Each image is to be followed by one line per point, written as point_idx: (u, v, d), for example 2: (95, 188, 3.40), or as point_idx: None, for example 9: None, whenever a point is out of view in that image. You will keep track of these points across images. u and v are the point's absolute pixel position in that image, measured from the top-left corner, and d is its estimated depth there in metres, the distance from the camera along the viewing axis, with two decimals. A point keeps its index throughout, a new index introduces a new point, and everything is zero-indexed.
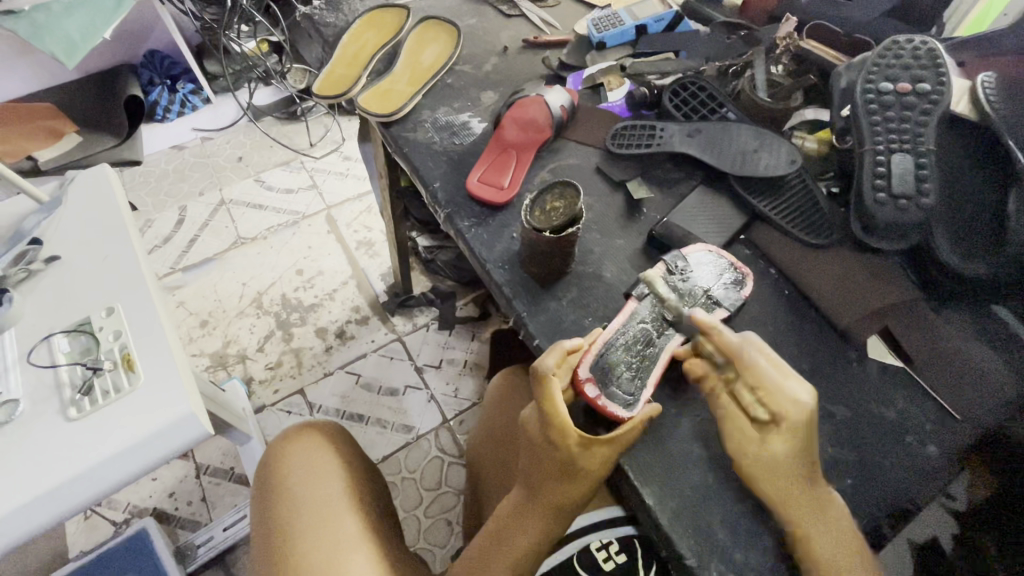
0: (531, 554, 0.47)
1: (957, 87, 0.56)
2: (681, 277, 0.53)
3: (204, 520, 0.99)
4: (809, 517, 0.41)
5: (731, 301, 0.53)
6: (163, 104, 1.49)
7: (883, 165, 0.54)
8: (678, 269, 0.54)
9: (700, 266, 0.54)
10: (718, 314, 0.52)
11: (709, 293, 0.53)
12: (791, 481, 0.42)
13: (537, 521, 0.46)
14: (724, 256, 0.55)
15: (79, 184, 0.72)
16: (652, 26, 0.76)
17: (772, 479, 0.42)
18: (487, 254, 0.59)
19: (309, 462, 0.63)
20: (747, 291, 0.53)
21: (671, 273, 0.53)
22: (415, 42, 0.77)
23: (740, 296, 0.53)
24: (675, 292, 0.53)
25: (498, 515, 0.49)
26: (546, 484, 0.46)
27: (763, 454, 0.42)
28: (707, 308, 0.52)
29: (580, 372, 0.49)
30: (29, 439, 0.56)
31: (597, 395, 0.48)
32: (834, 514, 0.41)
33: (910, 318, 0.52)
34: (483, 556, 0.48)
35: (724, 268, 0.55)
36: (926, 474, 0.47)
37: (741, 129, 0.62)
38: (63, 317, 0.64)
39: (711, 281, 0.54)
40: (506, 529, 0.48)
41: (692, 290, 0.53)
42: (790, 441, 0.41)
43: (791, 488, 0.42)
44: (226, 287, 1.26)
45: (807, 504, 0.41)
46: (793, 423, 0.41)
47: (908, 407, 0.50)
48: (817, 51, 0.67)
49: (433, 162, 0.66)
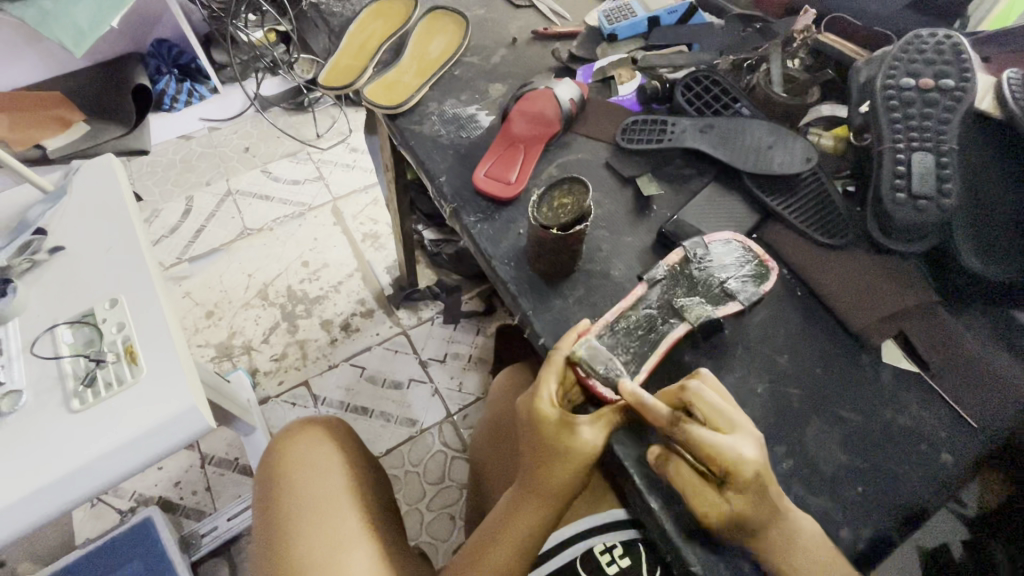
0: (529, 545, 0.46)
1: (982, 84, 0.54)
2: (699, 265, 0.53)
3: (209, 510, 0.99)
4: (785, 549, 0.40)
5: (746, 295, 0.51)
6: (170, 93, 1.46)
7: (903, 164, 0.52)
8: (697, 256, 0.53)
9: (720, 255, 0.53)
10: (728, 308, 0.51)
11: (723, 285, 0.52)
12: (766, 524, 0.40)
13: (539, 515, 0.46)
14: (748, 247, 0.54)
15: (85, 174, 0.72)
16: (665, 18, 0.74)
17: (752, 534, 0.40)
18: (494, 250, 0.58)
19: (307, 455, 0.62)
20: (768, 286, 0.52)
21: (689, 261, 0.53)
22: (422, 33, 0.75)
23: (758, 290, 0.52)
24: (690, 278, 0.52)
25: (498, 511, 0.48)
26: (544, 477, 0.45)
27: (728, 512, 0.40)
28: (717, 302, 0.51)
29: (574, 352, 0.48)
30: (34, 431, 0.56)
31: (590, 375, 0.47)
32: (804, 539, 0.40)
33: (929, 321, 0.50)
34: (479, 552, 0.47)
35: (748, 259, 0.53)
36: (939, 482, 0.46)
37: (756, 125, 0.60)
38: (67, 308, 0.63)
39: (724, 272, 0.53)
40: (505, 522, 0.47)
41: (707, 280, 0.52)
42: (749, 495, 0.39)
43: (763, 529, 0.40)
44: (232, 277, 1.25)
45: (781, 541, 0.40)
46: (744, 477, 0.39)
47: (922, 413, 0.48)
48: (835, 44, 0.65)
49: (440, 155, 0.65)
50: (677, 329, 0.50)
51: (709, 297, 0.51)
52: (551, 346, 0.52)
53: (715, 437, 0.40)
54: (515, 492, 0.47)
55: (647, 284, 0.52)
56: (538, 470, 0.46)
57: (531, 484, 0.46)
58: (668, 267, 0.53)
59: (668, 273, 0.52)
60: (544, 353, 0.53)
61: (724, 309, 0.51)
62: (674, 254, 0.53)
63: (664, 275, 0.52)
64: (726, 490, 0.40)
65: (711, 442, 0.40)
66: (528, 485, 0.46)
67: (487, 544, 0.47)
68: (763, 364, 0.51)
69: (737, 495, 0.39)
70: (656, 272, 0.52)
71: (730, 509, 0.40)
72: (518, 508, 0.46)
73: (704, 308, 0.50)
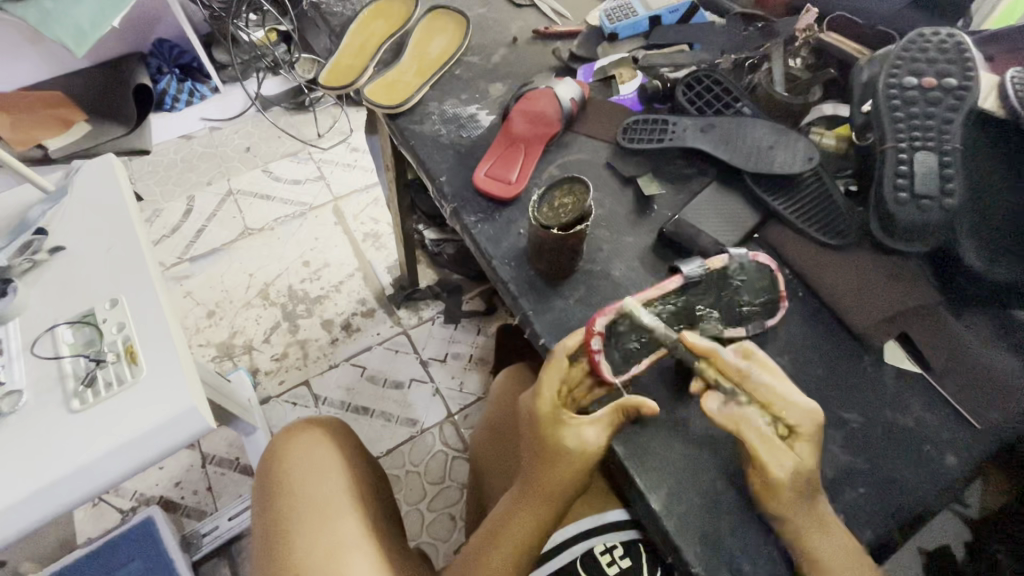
0: (528, 546, 0.46)
1: (986, 83, 0.54)
2: (732, 280, 0.51)
3: (210, 510, 0.99)
4: (814, 534, 0.40)
5: (753, 326, 0.51)
6: (170, 93, 1.48)
7: (906, 164, 0.52)
8: (734, 270, 0.51)
9: (750, 278, 0.52)
10: (733, 333, 0.51)
11: (738, 309, 0.52)
12: (812, 494, 0.41)
13: (539, 516, 0.46)
14: (779, 275, 0.52)
15: (84, 174, 0.71)
16: (666, 17, 0.74)
17: (802, 507, 0.41)
18: (494, 250, 0.57)
19: (307, 456, 0.62)
20: (774, 321, 0.51)
21: (727, 270, 0.51)
22: (422, 33, 0.75)
23: (762, 325, 0.51)
24: (713, 289, 0.51)
25: (498, 512, 0.48)
26: (541, 477, 0.45)
27: (800, 464, 0.41)
28: (727, 324, 0.51)
29: (594, 323, 0.47)
30: (35, 431, 0.56)
31: (598, 349, 0.47)
32: (831, 528, 0.41)
33: (931, 322, 0.50)
34: (478, 553, 0.47)
35: (767, 287, 0.52)
36: (942, 484, 0.45)
37: (757, 125, 0.60)
38: (67, 308, 0.63)
39: (748, 296, 0.52)
40: (504, 523, 0.47)
41: (730, 299, 0.51)
42: (813, 447, 0.42)
43: (813, 498, 0.41)
44: (233, 277, 1.25)
45: (816, 526, 0.41)
46: (811, 423, 0.42)
47: (924, 414, 0.48)
48: (837, 44, 0.65)
49: (440, 155, 0.64)
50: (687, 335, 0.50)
51: (723, 316, 0.51)
52: (551, 346, 0.52)
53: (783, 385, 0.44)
54: (515, 493, 0.47)
55: (684, 278, 0.50)
56: (536, 469, 0.45)
57: (530, 487, 0.46)
58: (706, 269, 0.51)
59: (705, 275, 0.51)
60: (544, 353, 0.52)
61: (732, 332, 0.51)
62: (718, 259, 0.51)
63: (701, 276, 0.51)
64: (794, 441, 0.42)
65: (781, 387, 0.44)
66: (527, 486, 0.46)
67: (486, 546, 0.47)
68: None
69: (803, 443, 0.42)
70: (695, 270, 0.51)
71: (801, 460, 0.41)
72: (518, 509, 0.46)
73: (716, 326, 0.51)
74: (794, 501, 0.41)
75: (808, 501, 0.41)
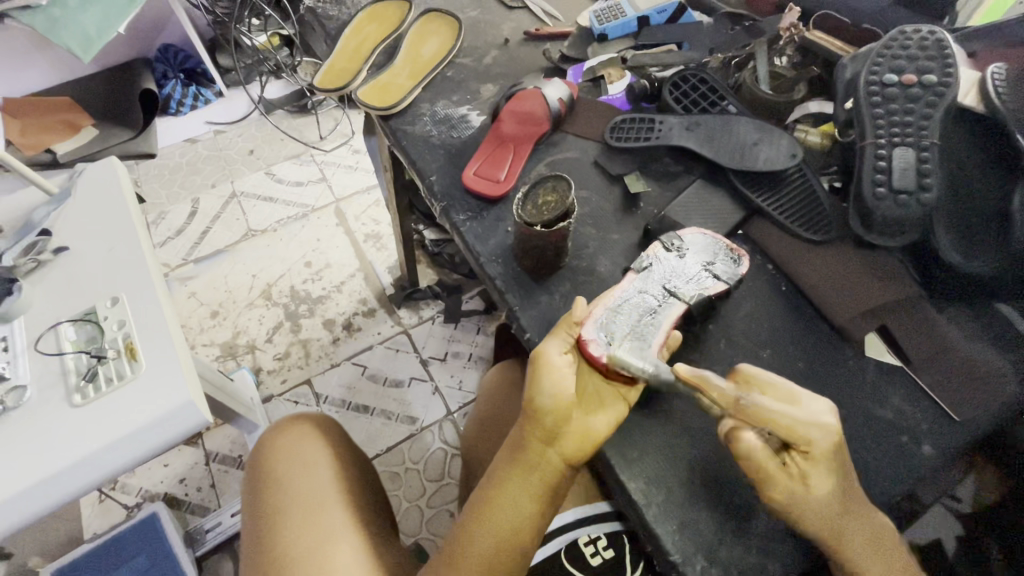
0: (523, 529, 0.44)
1: (966, 78, 0.54)
2: (679, 253, 0.53)
3: (214, 506, 1.01)
4: (866, 552, 0.40)
5: (729, 275, 0.52)
6: (175, 97, 1.50)
7: (884, 159, 0.53)
8: (674, 246, 0.53)
9: (694, 245, 0.54)
10: (718, 288, 0.51)
11: (708, 267, 0.52)
12: (848, 521, 0.40)
13: (530, 490, 0.44)
14: (719, 240, 0.54)
15: (89, 176, 0.74)
16: (654, 17, 0.74)
17: (845, 536, 0.40)
18: (482, 248, 0.58)
19: (293, 451, 0.64)
20: (743, 267, 0.53)
21: (668, 250, 0.53)
22: (415, 36, 0.77)
23: (737, 271, 0.52)
24: (670, 269, 0.52)
25: (488, 479, 0.46)
26: (535, 442, 0.45)
27: (809, 494, 0.39)
28: (706, 282, 0.52)
29: (584, 334, 0.48)
30: (36, 423, 0.58)
31: (603, 355, 0.47)
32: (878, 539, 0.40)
33: (911, 316, 0.51)
34: (470, 538, 0.44)
35: (718, 248, 0.54)
36: (922, 475, 0.46)
37: (741, 122, 0.60)
38: (71, 307, 0.65)
39: (706, 256, 0.53)
40: (493, 494, 0.45)
41: (691, 265, 0.52)
42: (826, 475, 0.40)
43: (848, 517, 0.40)
44: (237, 278, 1.27)
45: (867, 544, 0.40)
46: (821, 452, 0.40)
47: (904, 406, 0.48)
48: (822, 42, 0.65)
49: (431, 155, 0.66)
50: (676, 308, 0.50)
51: (695, 278, 0.52)
52: (535, 341, 0.53)
53: (791, 412, 0.41)
54: (503, 463, 0.46)
55: (635, 274, 0.52)
56: (527, 434, 0.45)
57: (520, 468, 0.45)
58: (653, 259, 0.53)
59: (653, 262, 0.52)
60: (529, 347, 0.53)
61: (715, 288, 0.51)
62: (654, 246, 0.54)
63: (651, 263, 0.52)
64: (806, 473, 0.40)
65: (789, 418, 0.40)
66: (520, 450, 0.45)
67: (478, 515, 0.45)
68: (745, 357, 0.51)
69: (817, 472, 0.40)
70: (642, 261, 0.52)
71: (812, 489, 0.40)
72: (506, 476, 0.45)
73: (694, 287, 0.51)
74: (844, 511, 0.40)
75: (849, 519, 0.40)
